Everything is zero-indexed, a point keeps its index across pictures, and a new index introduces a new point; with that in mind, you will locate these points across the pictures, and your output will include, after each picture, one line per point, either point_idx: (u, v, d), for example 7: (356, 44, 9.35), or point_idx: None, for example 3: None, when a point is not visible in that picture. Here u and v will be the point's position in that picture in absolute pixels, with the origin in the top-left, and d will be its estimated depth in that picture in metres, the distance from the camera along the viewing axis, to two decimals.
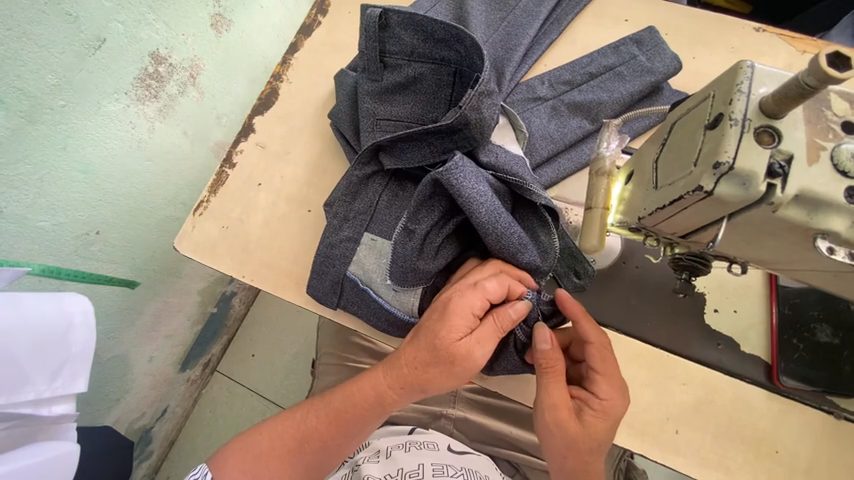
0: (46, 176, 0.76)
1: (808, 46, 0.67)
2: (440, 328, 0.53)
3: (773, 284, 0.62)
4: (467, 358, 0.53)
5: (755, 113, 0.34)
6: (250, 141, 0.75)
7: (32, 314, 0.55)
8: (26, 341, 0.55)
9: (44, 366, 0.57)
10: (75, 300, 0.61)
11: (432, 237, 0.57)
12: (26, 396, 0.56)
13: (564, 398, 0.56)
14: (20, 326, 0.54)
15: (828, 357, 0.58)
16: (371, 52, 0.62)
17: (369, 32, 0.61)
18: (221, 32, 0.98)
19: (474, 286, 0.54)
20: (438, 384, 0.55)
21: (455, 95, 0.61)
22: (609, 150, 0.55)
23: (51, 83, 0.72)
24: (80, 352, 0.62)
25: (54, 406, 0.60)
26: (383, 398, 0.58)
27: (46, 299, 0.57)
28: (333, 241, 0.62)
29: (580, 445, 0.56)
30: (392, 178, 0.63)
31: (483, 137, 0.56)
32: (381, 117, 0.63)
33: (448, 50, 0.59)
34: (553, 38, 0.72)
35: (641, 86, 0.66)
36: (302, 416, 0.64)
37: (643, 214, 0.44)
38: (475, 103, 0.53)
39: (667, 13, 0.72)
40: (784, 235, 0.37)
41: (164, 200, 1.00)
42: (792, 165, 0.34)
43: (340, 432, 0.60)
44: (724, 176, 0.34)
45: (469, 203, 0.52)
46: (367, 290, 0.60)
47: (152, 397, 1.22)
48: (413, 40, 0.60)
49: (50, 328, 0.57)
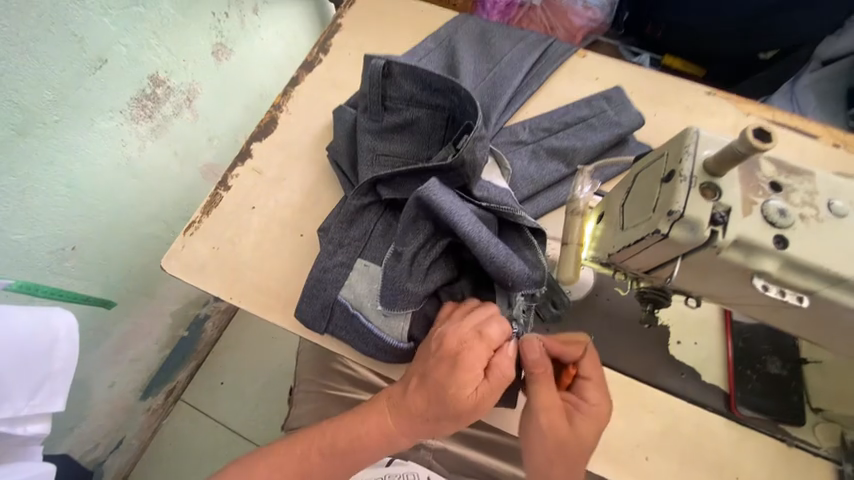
0: (29, 189, 0.75)
1: (749, 110, 0.78)
2: (453, 379, 0.55)
3: (727, 319, 0.68)
4: (481, 408, 0.56)
5: (700, 171, 0.40)
6: (246, 165, 0.78)
7: (16, 329, 0.56)
8: (10, 356, 0.55)
9: (24, 382, 0.58)
10: (62, 315, 0.62)
11: (423, 258, 0.61)
12: (3, 413, 0.56)
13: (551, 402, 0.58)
14: (4, 340, 0.54)
15: (780, 387, 0.64)
16: (373, 95, 0.67)
17: (373, 78, 0.66)
18: (221, 60, 1.03)
19: (480, 336, 0.56)
20: (450, 427, 0.58)
21: (447, 137, 0.67)
22: (582, 193, 0.61)
23: (47, 99, 0.73)
24: (62, 368, 0.62)
25: (30, 425, 0.60)
26: (393, 433, 0.60)
27: (32, 314, 0.58)
28: (327, 266, 0.64)
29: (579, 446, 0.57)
30: (387, 208, 0.67)
31: (475, 175, 0.61)
32: (380, 153, 0.68)
33: (442, 99, 0.65)
34: (533, 89, 0.81)
35: (610, 136, 0.74)
36: (304, 449, 0.63)
37: (612, 251, 0.48)
38: (471, 146, 0.59)
39: (631, 75, 0.82)
40: (729, 274, 0.42)
41: (147, 219, 0.99)
42: (730, 216, 0.39)
43: (345, 463, 0.61)
44: (677, 222, 0.40)
45: (450, 215, 0.57)
46: (356, 315, 0.62)
47: (111, 424, 1.16)
48: (412, 87, 0.66)
49: (33, 343, 0.58)
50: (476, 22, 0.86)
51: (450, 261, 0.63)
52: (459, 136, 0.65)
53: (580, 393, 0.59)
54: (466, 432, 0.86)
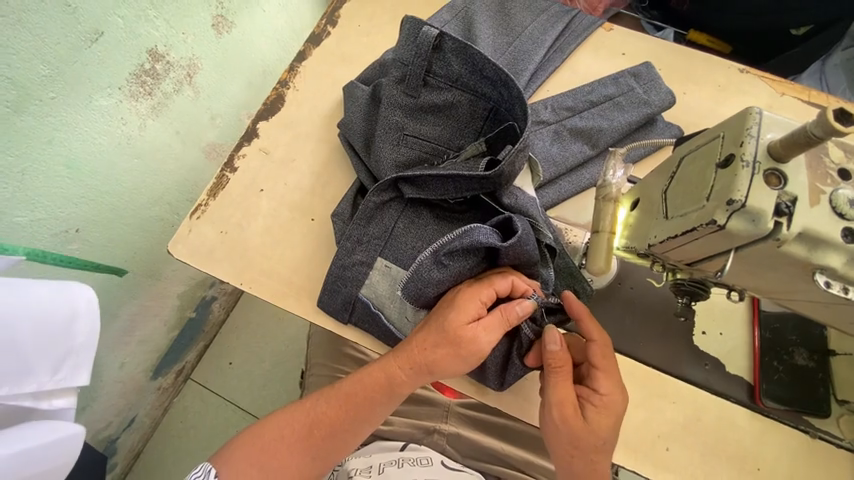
0: (28, 170, 0.72)
1: (786, 89, 0.74)
2: (453, 311, 0.56)
3: (755, 310, 0.65)
4: (474, 343, 0.55)
5: (764, 155, 0.37)
6: (254, 145, 0.75)
7: (36, 302, 0.55)
8: (32, 330, 0.55)
9: (48, 357, 0.57)
10: (82, 289, 0.61)
11: (450, 260, 0.57)
12: (28, 387, 0.56)
13: (569, 397, 0.56)
14: (26, 317, 0.54)
15: (807, 379, 0.63)
16: (417, 68, 0.61)
17: (420, 49, 0.60)
18: (222, 33, 0.97)
19: (484, 280, 0.57)
20: (445, 363, 0.56)
21: (485, 129, 0.63)
22: (614, 178, 0.56)
23: (42, 74, 0.69)
24: (84, 342, 0.61)
25: (55, 399, 0.61)
26: (392, 383, 0.59)
27: (51, 288, 0.58)
28: (346, 263, 0.62)
29: (610, 416, 0.56)
30: (408, 205, 0.63)
31: (508, 183, 0.57)
32: (409, 134, 0.63)
33: (490, 89, 0.60)
34: (556, 65, 0.76)
35: (638, 116, 0.70)
36: (311, 405, 0.63)
37: (653, 241, 0.45)
38: (513, 158, 0.55)
39: (662, 50, 0.77)
40: (785, 268, 0.40)
41: (151, 199, 0.96)
42: (797, 205, 0.36)
43: (351, 418, 0.61)
44: (736, 212, 0.36)
45: (471, 231, 0.55)
46: (379, 314, 0.62)
47: (123, 404, 1.16)
48: (460, 68, 0.60)
49: (54, 318, 0.57)
50: None
51: (485, 267, 0.59)
52: (496, 133, 0.62)
53: (591, 385, 0.57)
54: (480, 419, 0.86)
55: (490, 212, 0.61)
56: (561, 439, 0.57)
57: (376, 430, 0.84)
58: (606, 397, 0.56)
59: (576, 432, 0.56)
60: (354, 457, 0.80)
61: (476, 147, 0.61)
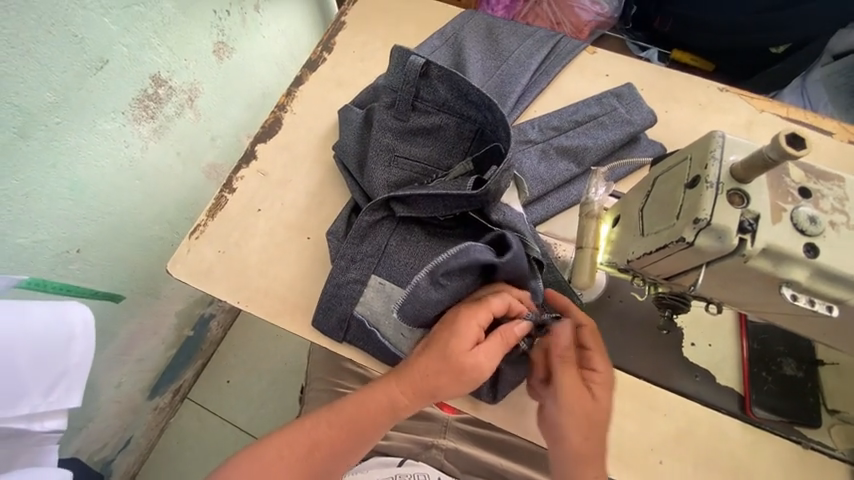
0: (32, 192, 0.75)
1: (764, 106, 0.77)
2: (453, 338, 0.56)
3: (742, 321, 0.67)
4: (475, 369, 0.55)
5: (727, 177, 0.39)
6: (252, 167, 0.77)
7: (34, 324, 0.57)
8: (26, 354, 0.56)
9: (43, 377, 0.59)
10: (79, 310, 0.62)
11: (447, 279, 0.58)
12: (21, 409, 0.58)
13: (572, 378, 0.57)
14: (22, 338, 0.56)
15: (796, 389, 0.63)
16: (405, 94, 0.64)
17: (408, 77, 0.63)
18: (223, 58, 1.01)
19: (481, 302, 0.58)
20: (449, 389, 0.57)
21: (472, 149, 0.65)
22: (596, 195, 0.58)
23: (48, 101, 0.72)
24: (78, 364, 0.62)
25: (48, 421, 0.62)
26: (395, 408, 0.60)
27: (49, 308, 0.59)
28: (341, 282, 0.64)
29: (609, 389, 0.57)
30: (400, 223, 0.65)
31: (495, 199, 0.60)
32: (399, 155, 0.66)
33: (476, 111, 0.63)
34: (542, 87, 0.79)
35: (622, 135, 0.72)
36: (311, 425, 0.63)
37: (631, 257, 0.47)
38: (498, 177, 0.57)
39: (643, 71, 0.80)
40: (756, 282, 0.41)
41: (150, 219, 0.98)
42: (759, 223, 0.38)
43: (351, 440, 0.61)
44: (703, 229, 0.39)
45: (464, 251, 0.57)
46: (374, 331, 0.63)
47: (119, 424, 1.16)
48: (446, 94, 0.63)
49: (48, 340, 0.58)
50: (484, 18, 0.85)
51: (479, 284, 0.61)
52: (483, 153, 0.64)
53: (586, 365, 0.59)
54: (478, 433, 0.87)
55: (480, 229, 0.64)
56: (572, 425, 0.55)
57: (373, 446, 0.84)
58: (603, 372, 0.58)
59: (587, 411, 0.55)
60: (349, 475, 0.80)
61: (464, 166, 0.64)
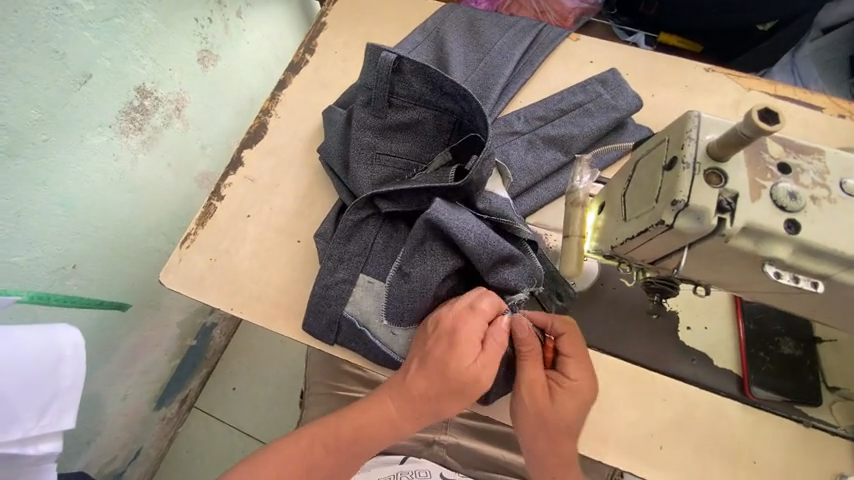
0: (23, 211, 0.75)
1: (751, 84, 0.76)
2: (451, 353, 0.55)
3: (737, 302, 0.66)
4: (476, 383, 0.55)
5: (704, 156, 0.38)
6: (239, 174, 0.77)
7: (20, 347, 0.56)
8: (14, 378, 0.56)
9: (33, 401, 0.58)
10: (68, 332, 0.62)
11: (414, 267, 0.60)
12: (12, 434, 0.57)
13: (536, 379, 0.57)
14: (10, 363, 0.55)
15: (794, 368, 0.63)
16: (380, 90, 0.63)
17: (381, 73, 0.62)
18: (208, 66, 1.01)
19: (471, 310, 0.56)
20: (451, 405, 0.57)
21: (452, 142, 0.65)
22: (581, 183, 0.57)
23: (33, 119, 0.72)
24: (70, 386, 0.62)
25: (42, 444, 0.61)
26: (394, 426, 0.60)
27: (36, 332, 0.59)
28: (329, 283, 0.63)
29: (575, 399, 0.56)
30: (386, 220, 0.65)
31: (478, 190, 0.59)
32: (381, 152, 0.66)
33: (452, 103, 0.62)
34: (526, 77, 0.79)
35: (607, 121, 0.72)
36: (294, 446, 0.62)
37: (614, 243, 0.47)
38: (479, 167, 0.57)
39: (628, 55, 0.80)
40: (739, 262, 0.41)
41: (144, 231, 0.98)
42: (738, 201, 0.38)
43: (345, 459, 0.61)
44: (682, 211, 0.38)
45: (419, 242, 0.60)
46: (365, 331, 0.62)
47: (126, 437, 1.16)
48: (421, 88, 0.62)
49: (36, 364, 0.58)
50: (464, 11, 0.84)
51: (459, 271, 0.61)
52: (463, 144, 0.64)
53: (559, 369, 0.58)
54: (480, 428, 0.86)
55: None
56: (529, 421, 0.57)
57: None
58: (574, 382, 0.56)
59: (541, 412, 0.56)
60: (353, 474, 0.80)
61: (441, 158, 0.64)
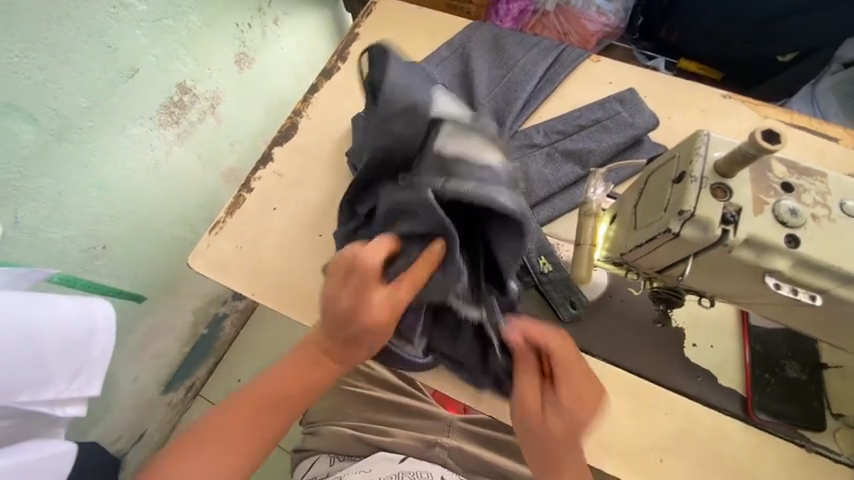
0: (64, 190, 0.80)
1: (766, 112, 0.78)
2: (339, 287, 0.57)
3: (745, 323, 0.67)
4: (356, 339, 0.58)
5: (711, 172, 0.41)
6: (269, 169, 0.81)
7: (60, 314, 0.57)
8: (55, 343, 0.56)
9: (67, 366, 0.59)
10: (101, 306, 0.62)
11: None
12: (45, 395, 0.57)
13: (530, 394, 0.58)
14: (50, 329, 0.56)
15: (800, 392, 0.63)
16: None
17: None
18: (244, 68, 1.07)
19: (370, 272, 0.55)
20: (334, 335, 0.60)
21: None
22: (595, 195, 0.60)
23: (83, 106, 0.78)
24: (100, 356, 0.62)
25: (68, 407, 0.61)
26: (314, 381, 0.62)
27: (74, 302, 0.59)
28: None
29: (568, 424, 0.56)
30: None
31: None
32: None
33: (447, 100, 0.71)
34: (547, 93, 0.82)
35: (624, 138, 0.75)
36: (238, 410, 0.60)
37: (623, 250, 0.49)
38: None
39: (647, 79, 0.83)
40: (741, 273, 0.43)
41: (172, 219, 1.03)
42: (740, 215, 0.41)
43: (285, 408, 0.61)
44: (688, 221, 0.41)
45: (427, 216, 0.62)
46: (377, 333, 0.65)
47: (135, 417, 1.20)
48: None
49: (73, 332, 0.58)
50: (490, 28, 0.88)
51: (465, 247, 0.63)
52: None
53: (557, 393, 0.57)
54: (480, 433, 0.88)
55: None
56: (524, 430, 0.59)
57: (377, 441, 0.86)
58: (566, 406, 0.56)
59: (531, 426, 0.58)
60: (356, 471, 0.80)
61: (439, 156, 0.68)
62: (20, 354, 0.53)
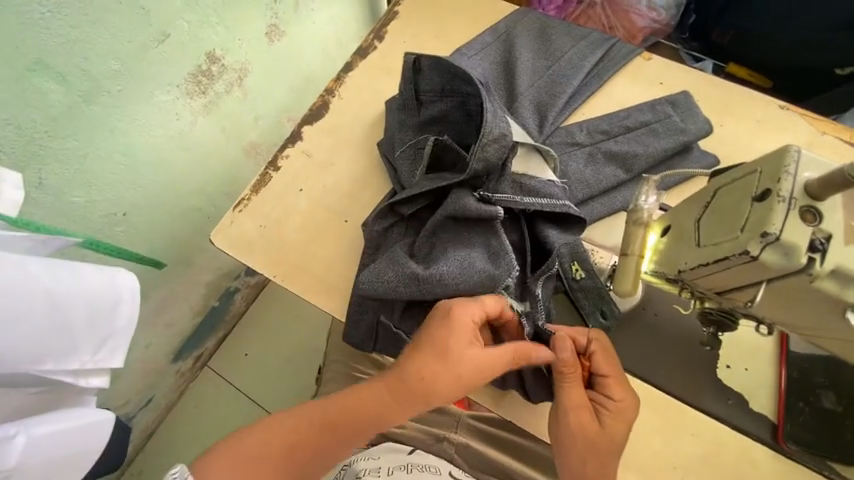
0: (89, 154, 0.79)
1: (826, 127, 0.73)
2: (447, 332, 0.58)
3: (782, 348, 0.64)
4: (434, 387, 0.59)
5: (801, 192, 0.38)
6: (297, 148, 0.79)
7: (86, 284, 0.56)
8: (80, 311, 0.56)
9: (92, 336, 0.58)
10: (127, 278, 0.61)
11: (460, 249, 0.63)
12: (70, 365, 0.58)
13: (583, 399, 0.58)
14: (77, 298, 0.55)
15: (832, 425, 0.61)
16: (408, 92, 0.72)
17: (404, 77, 0.71)
18: (274, 40, 1.04)
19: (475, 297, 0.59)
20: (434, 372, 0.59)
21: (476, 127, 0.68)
22: (647, 203, 0.56)
23: (112, 69, 0.76)
24: (124, 328, 0.62)
25: (92, 378, 0.62)
26: (379, 417, 0.62)
27: (100, 272, 0.59)
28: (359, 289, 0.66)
29: (622, 421, 0.58)
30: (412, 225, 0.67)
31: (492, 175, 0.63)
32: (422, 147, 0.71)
33: (467, 87, 0.67)
34: (592, 90, 0.78)
35: (673, 144, 0.71)
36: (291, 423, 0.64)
37: (682, 267, 0.48)
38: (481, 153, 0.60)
39: (701, 82, 0.78)
40: (817, 304, 0.42)
41: (192, 190, 1.02)
42: (831, 242, 0.38)
43: (332, 438, 0.63)
44: (770, 244, 0.39)
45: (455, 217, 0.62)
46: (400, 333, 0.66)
47: (145, 383, 1.21)
48: (440, 81, 0.69)
49: (99, 302, 0.58)
50: (537, 17, 0.84)
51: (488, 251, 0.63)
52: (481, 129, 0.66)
53: (603, 391, 0.59)
54: (489, 432, 0.87)
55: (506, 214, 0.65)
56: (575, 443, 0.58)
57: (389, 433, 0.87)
58: (618, 403, 0.58)
59: (590, 435, 0.57)
60: (363, 458, 0.80)
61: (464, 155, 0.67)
62: (45, 321, 0.53)
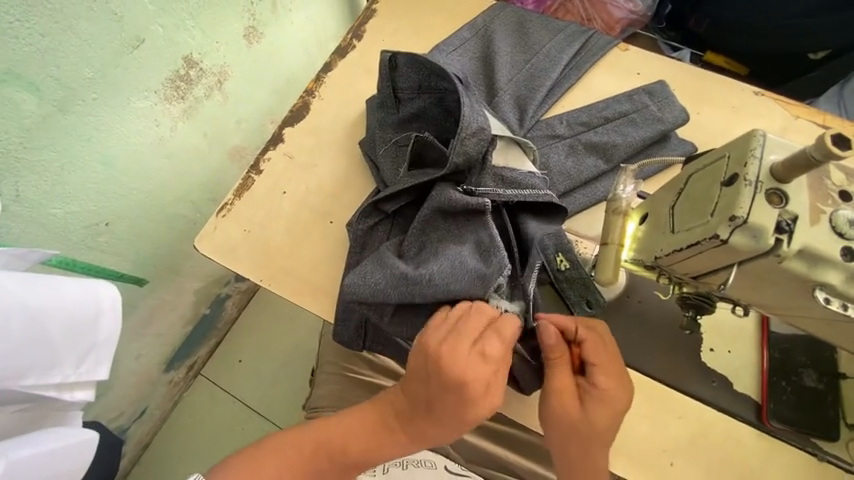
0: (66, 165, 0.77)
1: (800, 112, 0.75)
2: (450, 363, 0.56)
3: (764, 329, 0.65)
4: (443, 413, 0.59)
5: (766, 176, 0.40)
6: (279, 150, 0.78)
7: (64, 299, 0.55)
8: (59, 324, 0.55)
9: (73, 349, 0.58)
10: (109, 290, 0.60)
11: (453, 245, 0.62)
12: (53, 379, 0.57)
13: (566, 385, 0.59)
14: (56, 312, 0.54)
15: (815, 401, 0.62)
16: (386, 90, 0.71)
17: (382, 74, 0.71)
18: (253, 43, 1.02)
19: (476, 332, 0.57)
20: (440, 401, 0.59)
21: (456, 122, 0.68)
22: (625, 192, 0.57)
23: (86, 77, 0.74)
24: (107, 339, 0.61)
25: (77, 391, 0.61)
26: (390, 438, 0.63)
27: (80, 284, 0.57)
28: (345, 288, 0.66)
29: (610, 409, 0.58)
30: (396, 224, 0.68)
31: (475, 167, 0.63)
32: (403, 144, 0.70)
33: (445, 83, 0.67)
34: (571, 82, 0.78)
35: (651, 133, 0.71)
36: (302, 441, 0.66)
37: (658, 254, 0.48)
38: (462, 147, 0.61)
39: (677, 71, 0.79)
40: (789, 284, 0.43)
41: (175, 197, 1.01)
42: (797, 223, 0.39)
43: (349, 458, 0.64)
44: (738, 227, 0.40)
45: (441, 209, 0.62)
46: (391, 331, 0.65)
47: (136, 395, 1.20)
48: (418, 77, 0.69)
49: (79, 315, 0.57)
50: (514, 11, 0.84)
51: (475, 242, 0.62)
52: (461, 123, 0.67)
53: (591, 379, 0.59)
54: (484, 425, 0.85)
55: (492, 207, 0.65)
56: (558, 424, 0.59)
57: None
58: (605, 391, 0.58)
59: (575, 422, 0.58)
60: None
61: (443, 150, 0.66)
62: (24, 336, 0.52)
